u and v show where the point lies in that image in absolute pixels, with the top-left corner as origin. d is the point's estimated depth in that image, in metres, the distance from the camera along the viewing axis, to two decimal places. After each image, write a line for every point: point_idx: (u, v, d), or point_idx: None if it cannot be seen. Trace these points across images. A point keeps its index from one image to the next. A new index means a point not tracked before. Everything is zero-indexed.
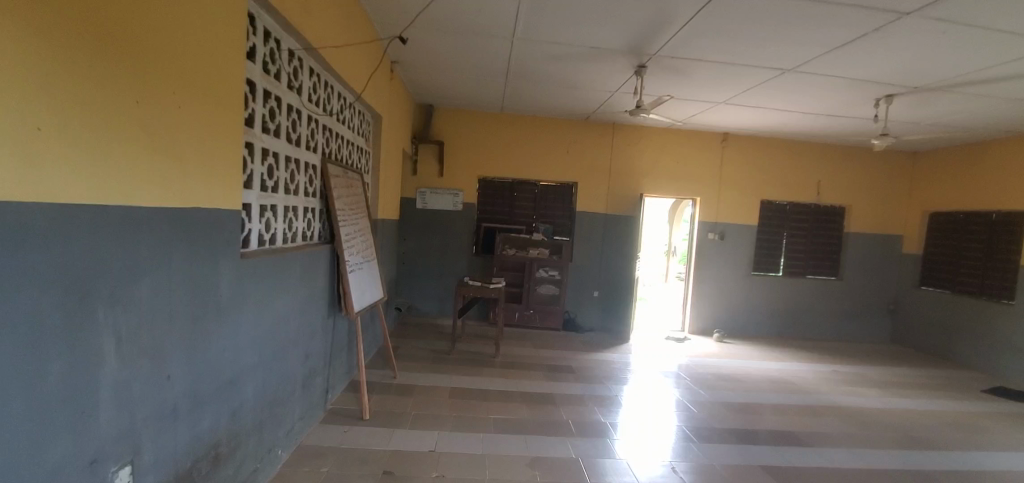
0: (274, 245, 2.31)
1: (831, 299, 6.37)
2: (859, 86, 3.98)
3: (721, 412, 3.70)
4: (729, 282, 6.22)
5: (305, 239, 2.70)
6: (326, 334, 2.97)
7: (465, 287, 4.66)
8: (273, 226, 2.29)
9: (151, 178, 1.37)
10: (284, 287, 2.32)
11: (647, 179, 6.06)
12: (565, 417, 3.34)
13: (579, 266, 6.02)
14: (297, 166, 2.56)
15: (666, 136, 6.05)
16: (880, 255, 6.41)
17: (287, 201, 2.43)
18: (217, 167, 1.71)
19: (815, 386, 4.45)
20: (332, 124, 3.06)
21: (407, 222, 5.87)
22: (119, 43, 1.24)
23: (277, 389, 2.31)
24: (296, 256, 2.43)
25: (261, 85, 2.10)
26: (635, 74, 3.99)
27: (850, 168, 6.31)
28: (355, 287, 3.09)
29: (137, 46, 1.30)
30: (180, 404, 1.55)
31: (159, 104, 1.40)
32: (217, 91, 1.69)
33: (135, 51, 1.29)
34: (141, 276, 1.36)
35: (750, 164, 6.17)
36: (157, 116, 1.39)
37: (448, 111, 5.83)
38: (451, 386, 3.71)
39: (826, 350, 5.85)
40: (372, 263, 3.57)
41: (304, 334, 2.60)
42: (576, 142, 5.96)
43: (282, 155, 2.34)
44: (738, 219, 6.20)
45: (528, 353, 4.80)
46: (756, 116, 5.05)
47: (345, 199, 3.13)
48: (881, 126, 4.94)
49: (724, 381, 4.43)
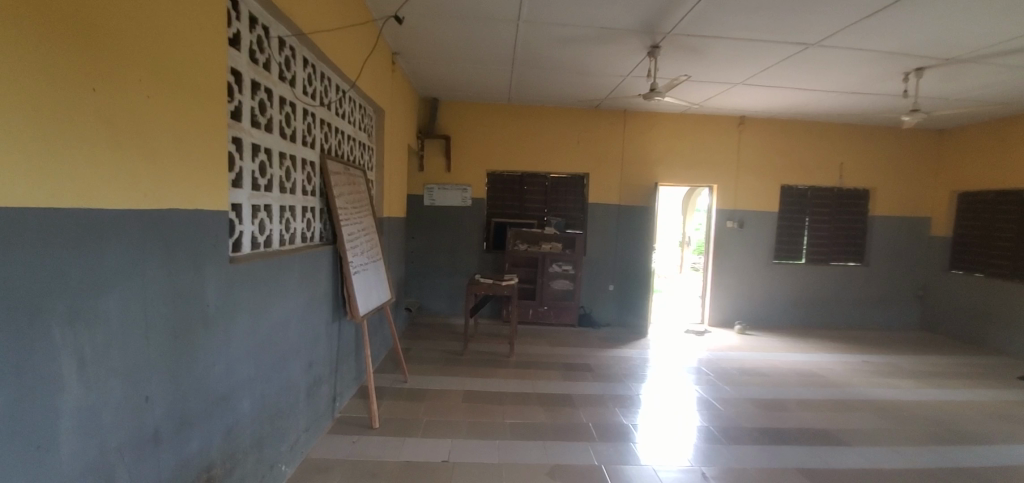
0: (269, 247, 2.16)
1: (858, 286, 6.11)
2: (886, 60, 3.73)
3: (748, 409, 3.51)
4: (750, 272, 5.99)
5: (305, 240, 2.55)
6: (332, 339, 2.83)
7: (477, 284, 4.50)
8: (269, 228, 2.14)
9: (116, 179, 1.23)
10: (281, 292, 2.17)
11: (661, 168, 5.85)
12: (585, 420, 3.17)
13: (593, 260, 5.83)
14: (293, 164, 2.40)
15: (680, 122, 5.82)
16: (908, 238, 6.14)
17: (283, 202, 2.28)
18: (199, 163, 1.56)
19: (846, 379, 4.21)
20: (331, 119, 2.90)
21: (415, 219, 5.72)
22: (72, 28, 1.09)
23: (279, 400, 2.18)
24: (294, 258, 2.29)
25: (247, 75, 1.93)
26: (649, 56, 3.78)
27: (875, 148, 6.03)
28: (360, 288, 2.94)
29: (96, 30, 1.16)
30: (163, 425, 1.41)
31: (123, 95, 1.25)
32: (197, 82, 1.54)
33: (92, 34, 1.14)
34: (109, 289, 1.21)
35: (770, 148, 5.92)
36: (122, 109, 1.24)
37: (454, 104, 5.67)
38: (464, 389, 3.55)
39: (854, 339, 5.61)
40: (379, 263, 3.43)
41: (306, 341, 2.46)
42: (586, 132, 5.75)
43: (275, 151, 2.18)
44: (757, 206, 5.96)
45: (543, 351, 4.64)
46: (777, 97, 4.80)
47: (347, 197, 2.98)
48: (910, 102, 4.67)
49: (750, 377, 4.21)
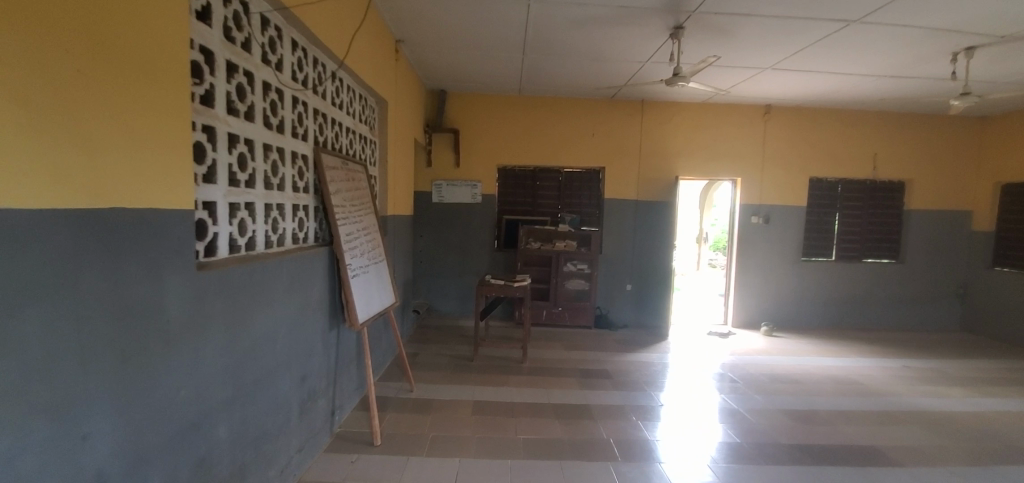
0: (252, 250, 1.93)
1: (892, 284, 5.75)
2: (936, 37, 3.37)
3: (785, 422, 3.20)
4: (776, 270, 5.66)
5: (297, 242, 2.33)
6: (330, 348, 2.62)
7: (488, 286, 4.25)
8: (252, 229, 1.92)
9: (44, 180, 1.04)
10: (266, 301, 1.94)
11: (681, 161, 5.53)
12: (605, 437, 2.89)
13: (609, 258, 5.55)
14: (281, 158, 2.17)
15: (702, 112, 5.50)
16: (948, 233, 5.75)
17: (270, 199, 2.05)
18: (157, 159, 1.36)
19: (887, 387, 3.89)
20: (327, 109, 2.67)
21: (424, 217, 5.49)
22: None
23: (267, 419, 1.97)
24: (282, 261, 2.06)
25: (221, 56, 1.71)
26: (671, 38, 3.49)
27: (911, 137, 5.65)
28: (360, 293, 2.71)
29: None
30: (111, 464, 1.22)
31: (55, 75, 1.06)
32: (154, 67, 1.34)
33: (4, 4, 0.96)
34: (25, 309, 1.03)
35: (797, 138, 5.58)
36: (52, 90, 1.05)
37: (463, 96, 5.42)
38: (474, 399, 3.30)
39: (890, 342, 5.26)
40: (382, 264, 3.20)
41: (299, 353, 2.25)
42: (602, 124, 5.46)
43: (259, 143, 1.96)
44: (784, 200, 5.62)
45: (558, 356, 4.38)
46: (808, 81, 4.47)
47: (344, 193, 2.74)
48: (959, 85, 4.29)
49: (782, 384, 3.90)
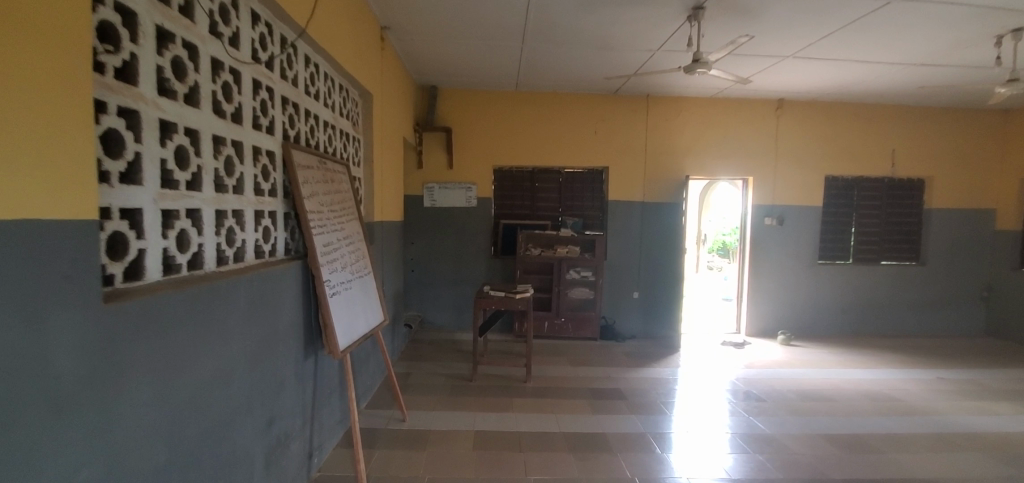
0: (197, 268, 1.55)
1: (913, 287, 5.43)
2: (984, 16, 3.06)
3: (829, 450, 2.85)
4: (791, 276, 5.32)
5: (260, 255, 1.94)
6: (306, 380, 2.22)
7: (486, 298, 3.86)
8: (198, 243, 1.53)
9: None
10: (218, 332, 1.56)
11: (690, 159, 5.19)
12: (629, 474, 2.52)
13: (615, 265, 5.18)
14: (239, 154, 1.78)
15: (711, 107, 5.16)
16: (970, 233, 5.45)
17: (222, 206, 1.66)
18: (35, 149, 0.97)
19: (927, 404, 3.56)
20: (300, 98, 2.28)
21: (414, 223, 5.09)
22: None
23: (220, 482, 1.58)
24: (239, 282, 1.67)
25: (148, 20, 1.33)
26: (690, 20, 3.14)
27: (931, 132, 5.35)
28: (341, 315, 2.31)
29: None
30: None
31: None
32: (28, 16, 0.96)
33: None
34: None
35: (811, 134, 5.25)
36: None
37: (456, 92, 5.03)
38: (474, 429, 2.91)
39: (914, 350, 4.94)
40: (369, 277, 2.80)
41: (265, 392, 1.86)
42: (605, 121, 5.11)
43: (205, 134, 1.57)
44: (799, 200, 5.29)
45: (565, 373, 3.99)
46: (831, 70, 4.15)
47: (321, 197, 2.35)
48: (1002, 70, 4.00)
49: (813, 403, 3.54)
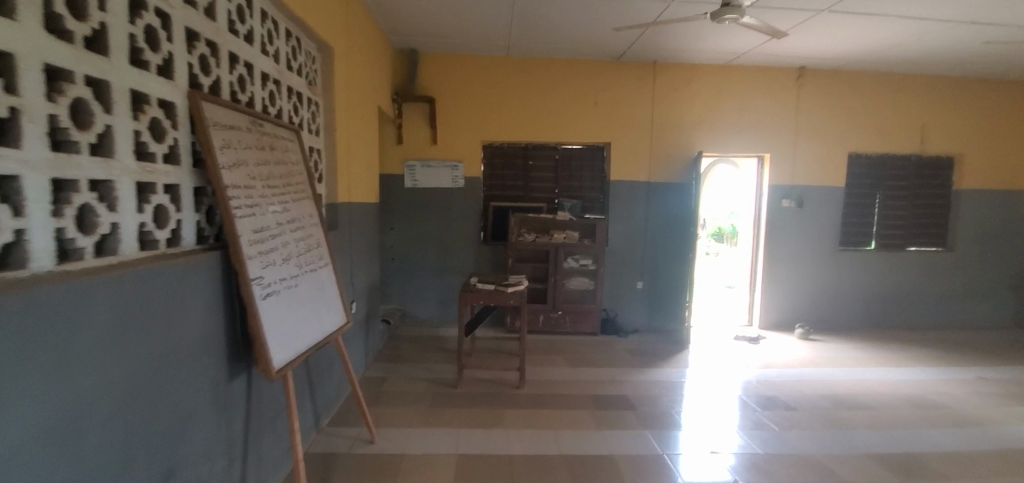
0: (15, 270, 1.01)
1: (940, 274, 4.98)
2: None
3: (880, 475, 2.38)
4: (810, 263, 4.84)
5: (150, 246, 1.41)
6: (233, 407, 1.71)
7: (474, 292, 3.34)
8: (11, 230, 1.00)
9: None
10: (57, 363, 1.04)
11: (701, 134, 4.66)
12: None
13: (617, 252, 4.68)
14: (104, 100, 1.24)
15: (725, 75, 4.62)
16: (1003, 216, 4.99)
17: (70, 173, 1.12)
18: None
19: (979, 412, 3.10)
20: (220, 35, 1.72)
21: (394, 206, 4.54)
22: None
23: None
24: (94, 287, 1.14)
25: None
26: None
27: (964, 105, 4.85)
28: (281, 322, 1.78)
29: None
30: None
31: None
32: None
33: None
34: None
35: (834, 107, 4.74)
36: None
37: (439, 58, 4.44)
38: (457, 453, 2.41)
39: (945, 344, 4.50)
40: (325, 270, 2.27)
41: (159, 433, 1.35)
42: (607, 90, 4.56)
43: (28, 61, 1.03)
44: (820, 180, 4.79)
45: (564, 376, 3.50)
46: (868, 29, 3.61)
47: (253, 168, 1.80)
48: None
49: (849, 412, 3.07)
